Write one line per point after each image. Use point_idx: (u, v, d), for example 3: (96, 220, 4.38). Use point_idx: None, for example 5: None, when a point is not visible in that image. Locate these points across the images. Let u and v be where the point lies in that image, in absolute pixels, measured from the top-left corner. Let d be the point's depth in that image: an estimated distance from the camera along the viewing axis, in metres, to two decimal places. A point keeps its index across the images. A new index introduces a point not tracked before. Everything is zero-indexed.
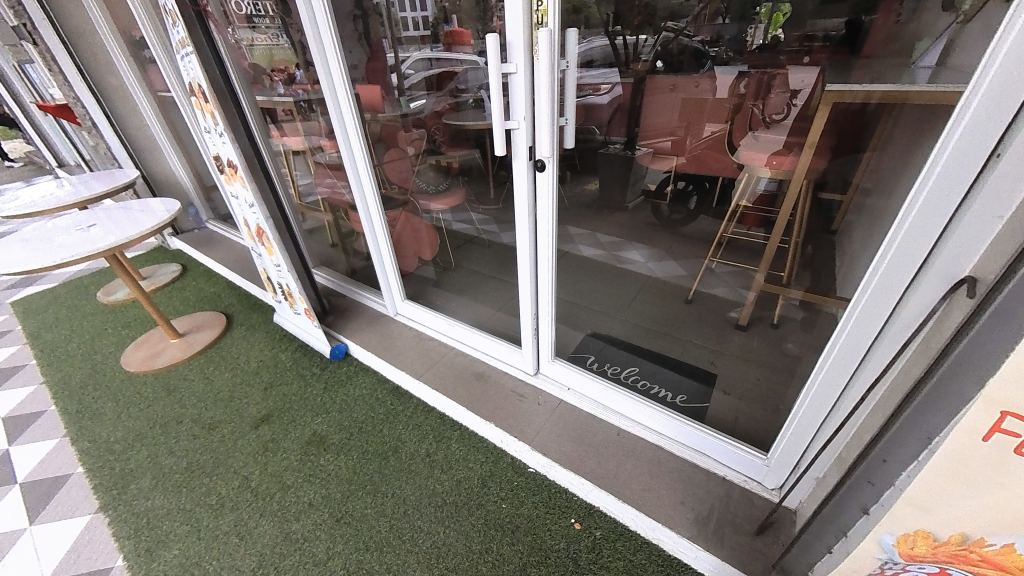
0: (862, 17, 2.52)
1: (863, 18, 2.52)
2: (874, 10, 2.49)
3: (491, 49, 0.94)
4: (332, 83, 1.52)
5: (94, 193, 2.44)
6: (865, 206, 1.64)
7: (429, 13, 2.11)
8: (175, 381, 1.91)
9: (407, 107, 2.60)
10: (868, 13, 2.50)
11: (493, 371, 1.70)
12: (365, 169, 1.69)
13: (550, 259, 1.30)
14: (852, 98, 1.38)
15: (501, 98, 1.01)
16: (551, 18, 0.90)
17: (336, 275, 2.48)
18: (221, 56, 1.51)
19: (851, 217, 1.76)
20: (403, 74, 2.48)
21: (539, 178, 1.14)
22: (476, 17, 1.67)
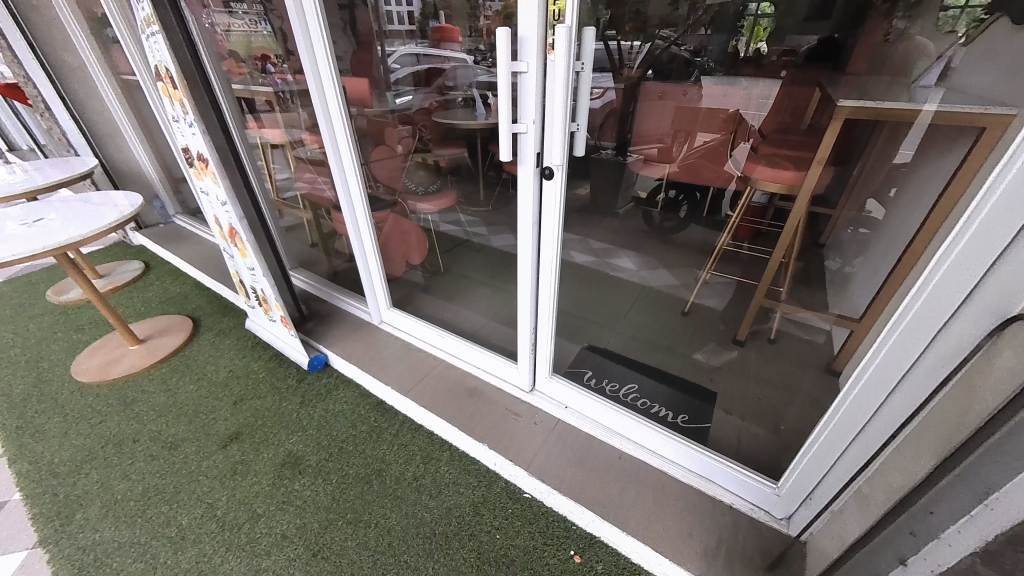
0: (835, 35, 2.68)
1: (836, 36, 2.68)
2: (847, 30, 2.65)
3: (501, 44, 0.86)
4: (318, 73, 1.39)
5: (47, 181, 2.20)
6: (884, 225, 1.60)
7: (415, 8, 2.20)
8: (134, 393, 1.73)
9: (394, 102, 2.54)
10: (841, 32, 2.66)
11: (486, 386, 1.59)
12: (353, 170, 1.56)
13: (554, 271, 1.22)
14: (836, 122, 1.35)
15: (509, 97, 0.92)
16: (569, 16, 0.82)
17: (315, 278, 2.27)
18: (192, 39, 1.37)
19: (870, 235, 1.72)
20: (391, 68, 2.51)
21: (546, 186, 1.06)
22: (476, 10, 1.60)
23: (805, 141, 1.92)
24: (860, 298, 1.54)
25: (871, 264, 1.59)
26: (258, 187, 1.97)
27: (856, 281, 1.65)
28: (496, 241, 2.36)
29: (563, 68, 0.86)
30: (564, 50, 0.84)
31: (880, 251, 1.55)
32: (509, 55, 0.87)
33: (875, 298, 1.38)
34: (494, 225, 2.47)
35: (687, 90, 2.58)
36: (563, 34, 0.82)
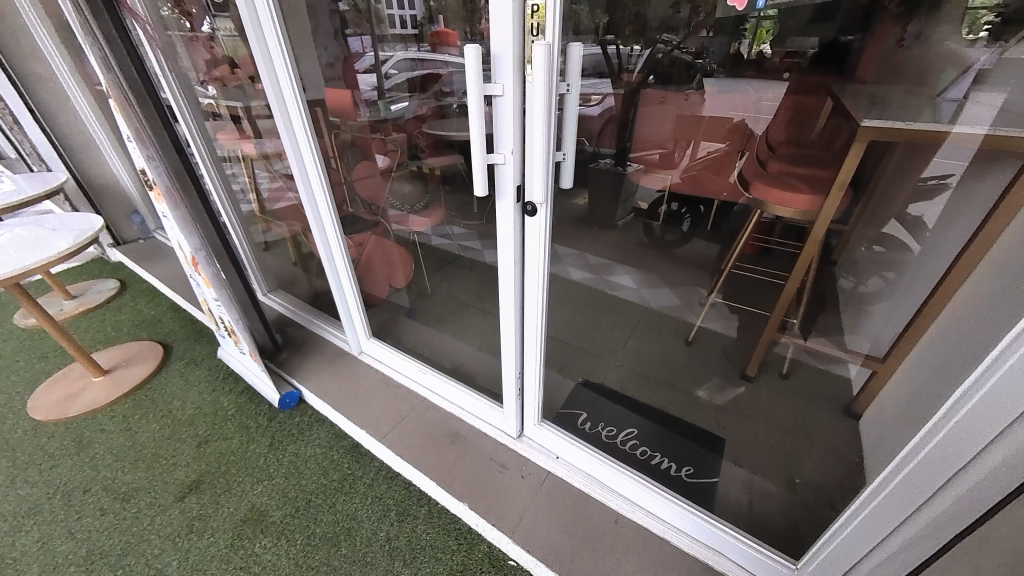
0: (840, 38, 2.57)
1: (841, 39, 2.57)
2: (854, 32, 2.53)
3: (470, 62, 0.72)
4: (279, 89, 1.24)
5: (29, 195, 2.08)
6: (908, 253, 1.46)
7: (416, 13, 1.93)
8: (91, 433, 1.60)
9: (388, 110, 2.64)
10: (847, 34, 2.54)
11: (471, 429, 1.45)
12: (323, 195, 1.41)
13: (540, 312, 1.08)
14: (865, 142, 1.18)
15: (482, 124, 0.78)
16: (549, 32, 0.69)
17: (295, 300, 2.13)
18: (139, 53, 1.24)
19: (891, 262, 1.58)
20: (387, 74, 2.71)
21: (529, 223, 0.92)
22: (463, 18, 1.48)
23: (815, 157, 1.78)
24: (881, 333, 1.40)
25: (894, 295, 1.45)
26: (224, 203, 1.86)
27: (874, 312, 1.52)
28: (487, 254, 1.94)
29: (544, 91, 0.72)
30: (545, 69, 0.69)
31: (903, 282, 1.41)
32: (481, 75, 0.74)
33: (899, 338, 1.24)
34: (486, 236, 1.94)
35: (689, 97, 2.44)
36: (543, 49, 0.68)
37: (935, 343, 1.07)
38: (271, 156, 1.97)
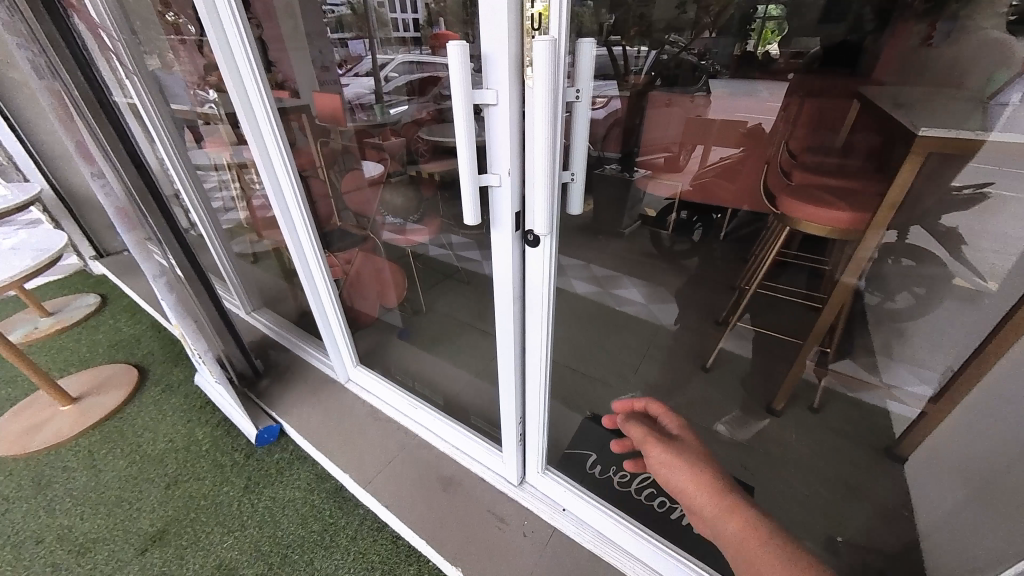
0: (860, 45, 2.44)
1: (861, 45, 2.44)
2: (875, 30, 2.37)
3: (456, 64, 0.58)
4: (244, 94, 1.08)
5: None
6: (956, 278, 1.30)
7: (419, 16, 1.55)
8: (52, 472, 1.47)
9: (386, 113, 2.49)
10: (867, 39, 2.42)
11: (467, 474, 1.30)
12: (299, 214, 1.26)
13: (544, 355, 0.92)
14: (914, 159, 1.03)
15: (471, 140, 0.64)
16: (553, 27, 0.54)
17: (280, 320, 1.99)
18: (86, 56, 1.09)
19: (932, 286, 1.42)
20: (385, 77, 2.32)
21: (530, 255, 0.78)
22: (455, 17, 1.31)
23: (844, 167, 1.61)
24: (928, 370, 1.24)
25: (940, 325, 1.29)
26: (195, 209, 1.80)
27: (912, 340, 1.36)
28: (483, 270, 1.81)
29: (548, 98, 0.57)
30: (549, 70, 0.54)
31: (951, 312, 1.25)
32: (469, 80, 0.59)
33: (951, 381, 1.08)
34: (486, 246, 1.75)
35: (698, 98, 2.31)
36: (547, 47, 0.53)
37: (997, 390, 0.91)
38: (249, 166, 1.80)
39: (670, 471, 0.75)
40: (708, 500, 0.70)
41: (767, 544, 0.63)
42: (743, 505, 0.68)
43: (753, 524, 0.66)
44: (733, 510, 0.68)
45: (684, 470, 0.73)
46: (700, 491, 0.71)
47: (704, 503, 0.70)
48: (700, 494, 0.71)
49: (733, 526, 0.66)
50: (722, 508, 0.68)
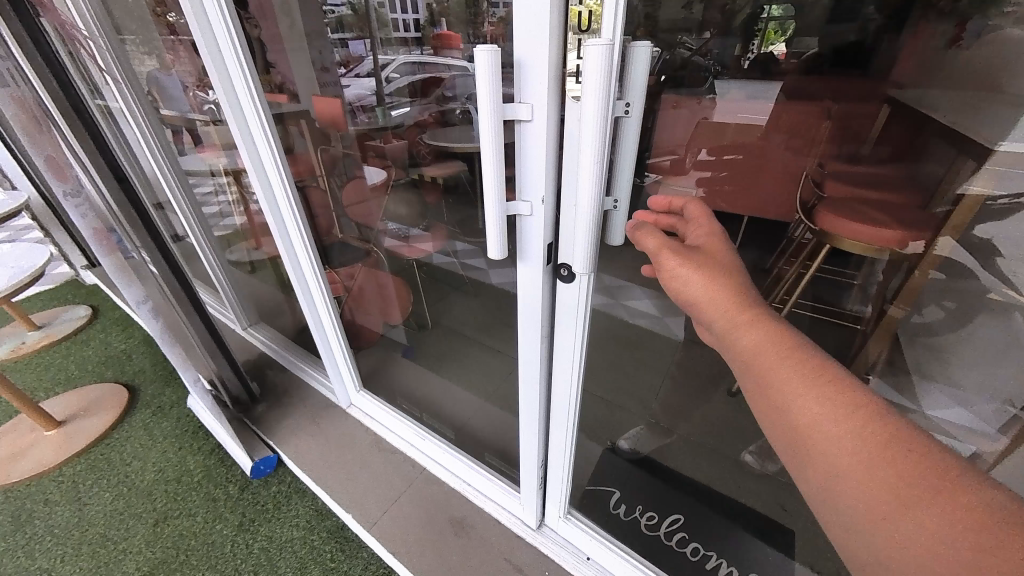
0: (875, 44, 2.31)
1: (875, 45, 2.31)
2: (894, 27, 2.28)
3: (483, 74, 0.48)
4: (234, 102, 0.97)
5: None
6: None
7: (418, 16, 1.55)
8: (33, 506, 1.37)
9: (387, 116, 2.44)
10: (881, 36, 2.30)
11: (480, 514, 1.20)
12: (297, 232, 1.16)
13: (573, 398, 0.82)
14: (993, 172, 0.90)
15: (499, 163, 0.54)
16: (606, 32, 0.44)
17: (277, 337, 1.88)
18: (59, 59, 0.99)
19: None
20: None
21: (562, 292, 0.67)
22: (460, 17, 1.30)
23: (879, 175, 1.52)
24: None
25: None
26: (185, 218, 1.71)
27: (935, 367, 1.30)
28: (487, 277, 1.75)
29: (602, 114, 0.47)
30: (602, 82, 0.44)
31: None
32: (499, 93, 0.49)
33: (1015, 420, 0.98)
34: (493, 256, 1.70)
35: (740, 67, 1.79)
36: (600, 55, 0.43)
37: None
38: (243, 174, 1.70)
39: (685, 280, 0.53)
40: (731, 309, 0.50)
41: (792, 354, 0.47)
42: (767, 313, 0.50)
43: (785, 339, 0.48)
44: (758, 318, 0.49)
45: (705, 278, 0.52)
46: (721, 297, 0.51)
47: (717, 311, 0.52)
48: (721, 303, 0.51)
49: (754, 336, 0.49)
50: (746, 320, 0.50)
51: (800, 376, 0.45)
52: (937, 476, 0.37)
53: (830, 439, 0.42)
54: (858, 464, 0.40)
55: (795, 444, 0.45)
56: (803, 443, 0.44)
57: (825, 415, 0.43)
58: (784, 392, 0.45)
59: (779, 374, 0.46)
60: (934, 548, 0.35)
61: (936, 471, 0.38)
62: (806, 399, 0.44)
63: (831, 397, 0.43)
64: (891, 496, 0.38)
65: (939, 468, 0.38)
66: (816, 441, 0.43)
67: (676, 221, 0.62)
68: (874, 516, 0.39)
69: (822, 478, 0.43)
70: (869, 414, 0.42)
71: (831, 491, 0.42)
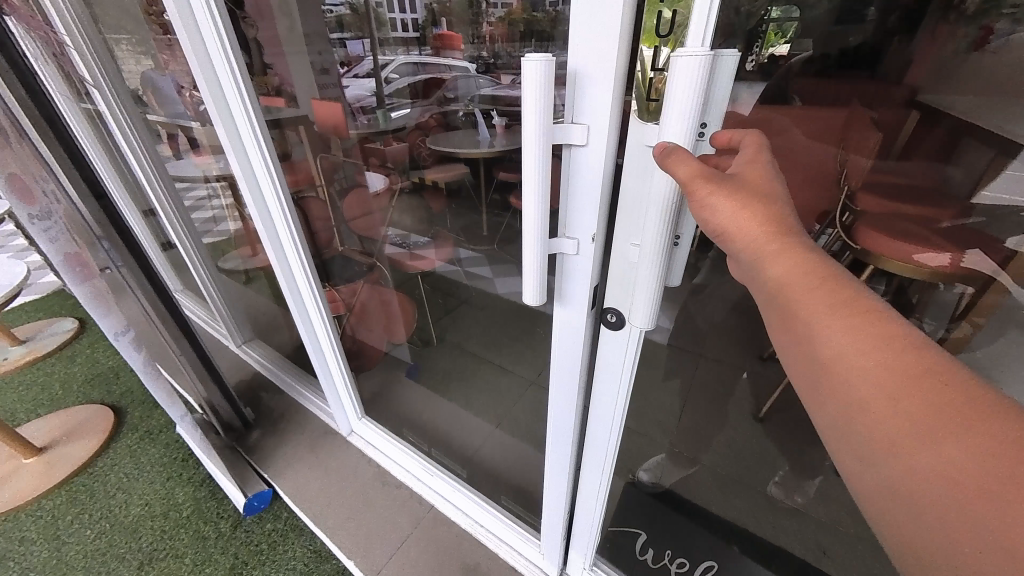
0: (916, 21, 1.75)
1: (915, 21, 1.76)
2: None
3: (532, 89, 0.38)
4: (224, 111, 0.87)
5: None
6: None
7: (420, 17, 1.73)
8: (8, 547, 1.26)
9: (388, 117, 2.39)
10: None
11: (495, 560, 1.11)
12: (295, 252, 1.06)
13: (609, 455, 0.72)
14: None
15: (545, 195, 0.44)
16: (696, 40, 0.34)
17: (273, 355, 1.77)
18: (24, 60, 0.88)
19: None
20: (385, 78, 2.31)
21: (605, 341, 0.58)
22: (467, 20, 1.43)
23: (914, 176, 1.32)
24: None
25: None
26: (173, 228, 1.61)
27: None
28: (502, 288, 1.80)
29: (689, 142, 0.37)
30: (696, 105, 0.35)
31: None
32: (548, 109, 0.40)
33: None
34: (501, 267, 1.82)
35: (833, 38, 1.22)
36: (693, 71, 0.33)
37: None
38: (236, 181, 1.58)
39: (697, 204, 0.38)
40: (757, 237, 0.36)
41: (826, 283, 0.35)
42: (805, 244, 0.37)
43: (816, 265, 0.36)
44: (790, 241, 0.36)
45: (728, 196, 0.36)
46: (749, 221, 0.36)
47: (740, 236, 0.37)
48: (745, 230, 0.36)
49: (782, 266, 0.36)
50: (774, 246, 0.36)
51: (831, 305, 0.35)
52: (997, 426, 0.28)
53: (861, 381, 0.32)
54: (887, 408, 0.31)
55: (811, 382, 0.36)
56: (823, 385, 0.35)
57: (854, 351, 0.33)
58: (810, 324, 0.35)
59: (805, 306, 0.35)
60: (962, 498, 0.28)
61: (984, 412, 0.29)
62: (833, 334, 0.34)
63: (865, 330, 0.33)
64: (916, 437, 0.30)
65: (993, 410, 0.29)
66: (840, 383, 0.33)
67: (714, 155, 0.42)
68: (895, 461, 0.31)
69: (837, 420, 0.34)
70: (912, 352, 0.32)
71: (848, 435, 0.34)
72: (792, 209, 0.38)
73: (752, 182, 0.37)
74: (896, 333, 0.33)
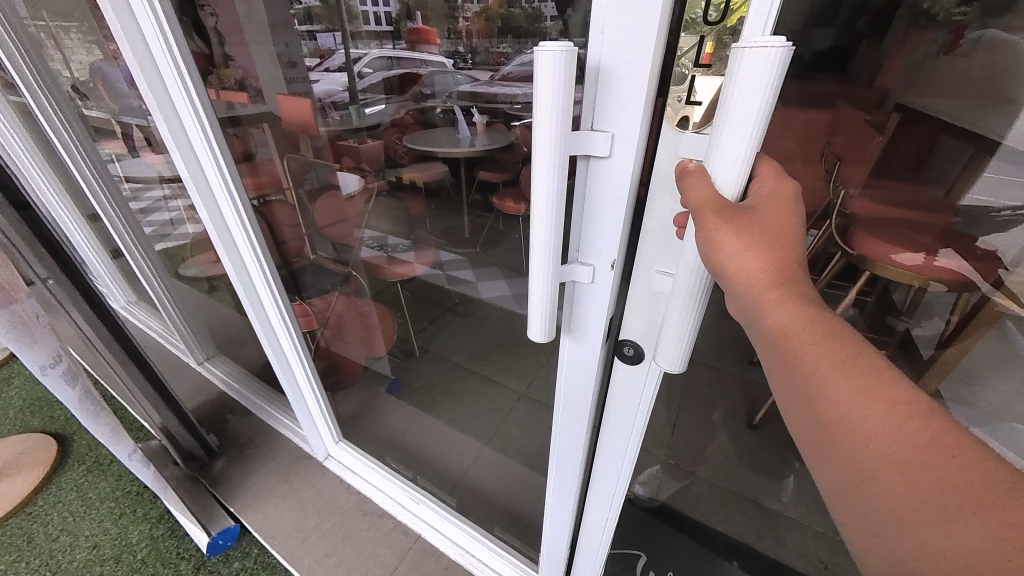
0: None
1: None
2: None
3: (552, 86, 0.31)
4: (167, 107, 0.75)
5: None
6: None
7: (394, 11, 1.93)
8: None
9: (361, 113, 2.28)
10: None
11: None
12: (258, 267, 0.94)
13: (618, 495, 0.65)
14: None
15: (562, 215, 0.37)
16: (754, 33, 0.28)
17: (239, 373, 1.63)
18: None
19: None
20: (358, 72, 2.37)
21: (620, 375, 0.51)
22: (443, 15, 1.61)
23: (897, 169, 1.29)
24: None
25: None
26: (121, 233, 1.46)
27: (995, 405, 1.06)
28: (489, 292, 1.86)
29: (746, 161, 0.31)
30: (762, 115, 0.28)
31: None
32: (567, 112, 0.33)
33: None
34: (485, 270, 1.92)
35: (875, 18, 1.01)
36: (758, 73, 0.27)
37: None
38: None
39: (698, 239, 0.34)
40: (760, 280, 0.33)
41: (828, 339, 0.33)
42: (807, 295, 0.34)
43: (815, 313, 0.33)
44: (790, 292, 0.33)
45: (734, 239, 0.33)
46: (754, 268, 0.33)
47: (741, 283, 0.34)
48: (746, 273, 0.33)
49: (781, 316, 0.33)
50: (773, 294, 0.33)
51: (827, 357, 0.32)
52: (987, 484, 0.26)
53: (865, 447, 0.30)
54: (881, 466, 0.29)
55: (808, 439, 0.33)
56: (824, 444, 0.32)
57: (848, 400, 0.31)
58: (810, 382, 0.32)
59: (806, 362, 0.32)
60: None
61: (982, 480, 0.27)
62: (829, 387, 0.31)
63: (864, 387, 0.31)
64: (909, 499, 0.28)
65: (982, 470, 0.27)
66: (833, 439, 0.31)
67: None
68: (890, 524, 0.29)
69: (829, 474, 0.32)
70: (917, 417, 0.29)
71: (844, 491, 0.31)
72: (801, 250, 0.34)
73: (761, 218, 0.33)
74: (890, 385, 0.30)
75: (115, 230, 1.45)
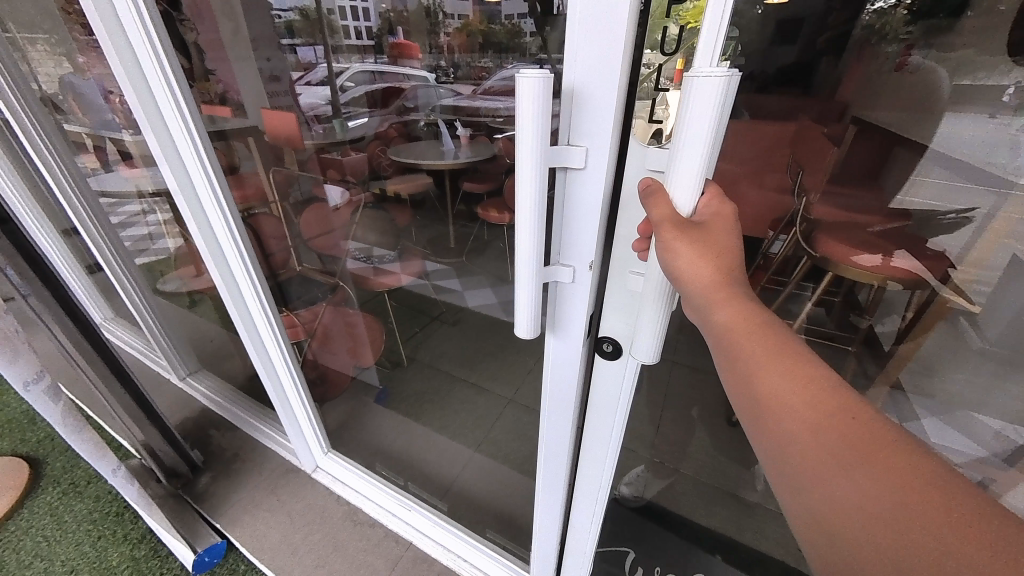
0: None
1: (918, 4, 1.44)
2: None
3: (533, 106, 0.35)
4: (156, 122, 0.76)
5: None
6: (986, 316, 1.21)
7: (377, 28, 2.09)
8: None
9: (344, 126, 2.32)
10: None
11: None
12: (246, 277, 0.95)
13: (603, 486, 0.68)
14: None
15: (545, 220, 0.41)
16: (705, 60, 0.33)
17: (224, 387, 1.61)
18: None
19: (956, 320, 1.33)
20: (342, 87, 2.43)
21: (601, 370, 0.55)
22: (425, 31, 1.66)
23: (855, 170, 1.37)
24: None
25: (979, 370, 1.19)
26: (101, 248, 1.44)
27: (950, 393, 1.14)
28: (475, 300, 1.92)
29: (701, 174, 0.35)
30: (711, 133, 0.33)
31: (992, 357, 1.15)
32: (546, 128, 0.37)
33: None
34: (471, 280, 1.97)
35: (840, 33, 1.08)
36: (708, 95, 0.31)
37: None
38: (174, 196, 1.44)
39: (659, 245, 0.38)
40: (709, 285, 0.37)
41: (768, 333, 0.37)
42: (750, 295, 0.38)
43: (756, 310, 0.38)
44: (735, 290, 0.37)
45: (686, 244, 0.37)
46: (704, 270, 0.37)
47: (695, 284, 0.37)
48: (698, 275, 0.37)
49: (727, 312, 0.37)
50: (722, 292, 0.37)
51: (768, 349, 0.36)
52: (900, 459, 0.30)
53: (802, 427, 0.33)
54: (813, 444, 0.33)
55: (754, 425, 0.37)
56: (767, 426, 0.35)
57: (785, 392, 0.35)
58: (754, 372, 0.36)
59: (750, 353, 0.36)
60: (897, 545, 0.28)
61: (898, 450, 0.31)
62: (770, 375, 0.35)
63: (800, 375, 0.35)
64: (838, 472, 0.32)
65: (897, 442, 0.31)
66: (773, 421, 0.35)
67: None
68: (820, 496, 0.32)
69: (772, 453, 0.36)
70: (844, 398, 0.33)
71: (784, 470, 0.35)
72: (742, 257, 0.39)
73: (710, 228, 0.38)
74: (819, 373, 0.35)
75: (94, 244, 1.44)
